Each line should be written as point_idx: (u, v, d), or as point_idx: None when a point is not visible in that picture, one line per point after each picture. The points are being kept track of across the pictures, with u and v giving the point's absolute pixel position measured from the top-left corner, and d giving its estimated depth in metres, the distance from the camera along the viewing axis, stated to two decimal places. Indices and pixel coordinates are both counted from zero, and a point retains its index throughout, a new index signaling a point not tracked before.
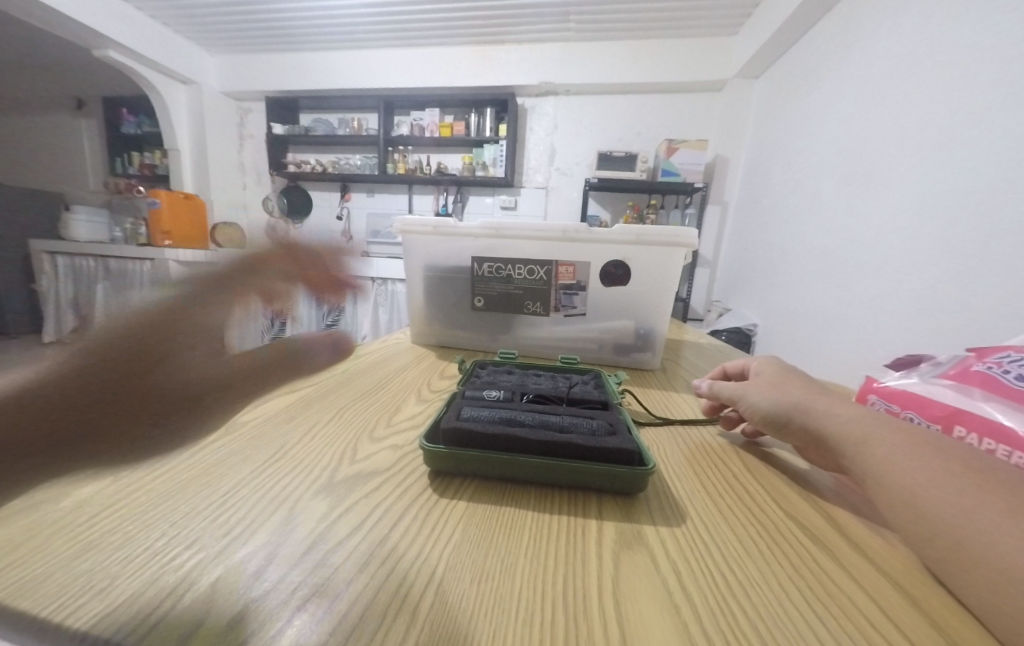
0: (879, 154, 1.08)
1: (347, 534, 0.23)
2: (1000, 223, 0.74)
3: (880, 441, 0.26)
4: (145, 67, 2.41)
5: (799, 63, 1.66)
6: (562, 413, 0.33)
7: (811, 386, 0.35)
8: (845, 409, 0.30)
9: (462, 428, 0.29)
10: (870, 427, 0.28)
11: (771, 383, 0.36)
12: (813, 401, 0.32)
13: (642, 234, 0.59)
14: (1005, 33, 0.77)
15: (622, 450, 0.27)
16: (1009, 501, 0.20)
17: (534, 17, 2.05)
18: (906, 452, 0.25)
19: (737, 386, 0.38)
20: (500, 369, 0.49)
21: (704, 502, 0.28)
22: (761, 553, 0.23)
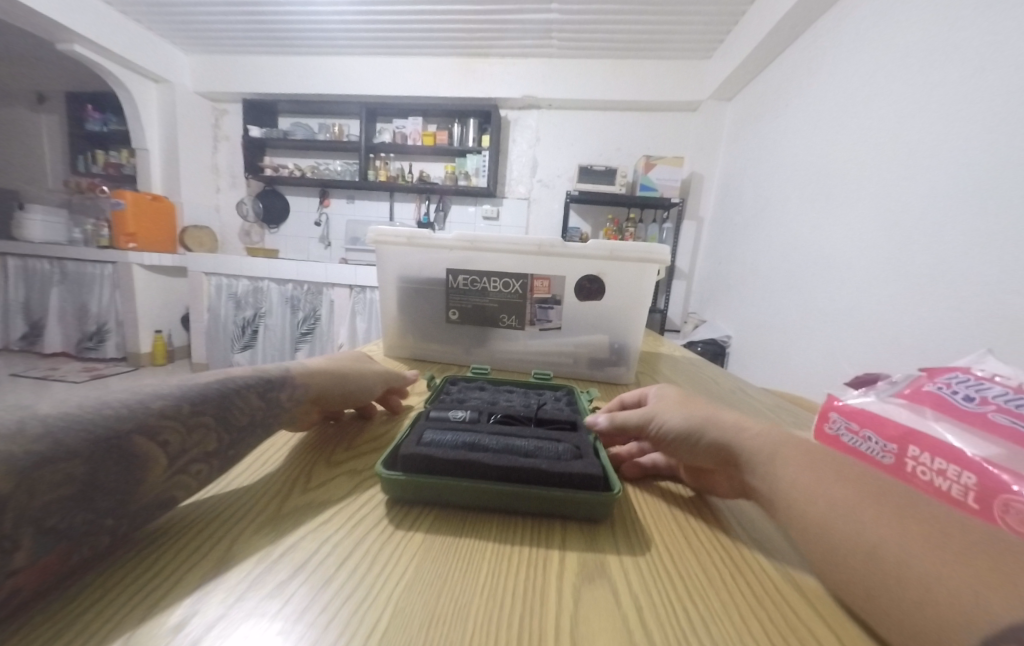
0: (842, 176, 1.15)
1: (298, 568, 0.22)
2: (950, 244, 0.79)
3: (785, 463, 0.27)
4: (114, 64, 2.32)
5: (770, 87, 1.74)
6: (528, 435, 0.32)
7: (711, 407, 0.35)
8: (753, 432, 0.30)
9: (422, 453, 0.28)
10: (775, 449, 0.28)
11: (678, 404, 0.35)
12: (719, 422, 0.32)
13: (615, 250, 0.59)
14: (953, 69, 0.83)
15: (585, 475, 0.27)
16: (901, 519, 0.21)
17: (518, 32, 2.09)
18: (809, 474, 0.25)
19: (647, 408, 0.35)
20: (471, 384, 0.49)
21: (651, 530, 0.28)
22: (712, 585, 0.23)
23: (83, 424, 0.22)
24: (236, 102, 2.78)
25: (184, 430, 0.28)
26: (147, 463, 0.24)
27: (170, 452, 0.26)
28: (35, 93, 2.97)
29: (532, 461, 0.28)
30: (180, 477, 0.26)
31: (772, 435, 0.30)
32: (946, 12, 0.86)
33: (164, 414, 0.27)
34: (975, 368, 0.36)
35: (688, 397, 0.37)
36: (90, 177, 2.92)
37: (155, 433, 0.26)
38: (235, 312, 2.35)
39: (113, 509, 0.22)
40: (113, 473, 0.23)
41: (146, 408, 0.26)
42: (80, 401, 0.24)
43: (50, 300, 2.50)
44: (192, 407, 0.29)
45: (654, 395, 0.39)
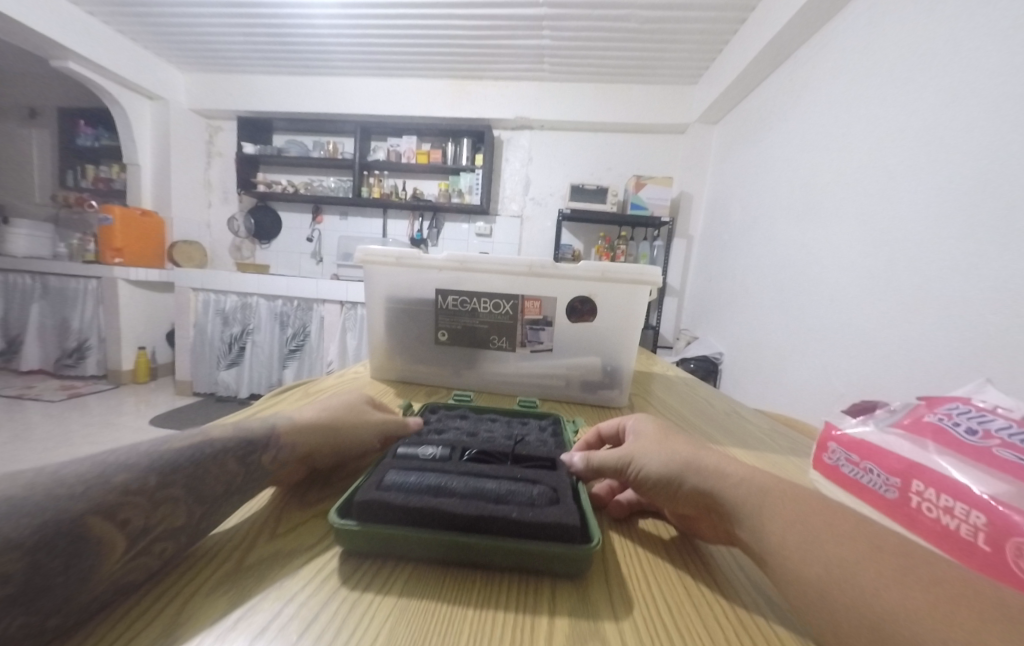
0: (827, 198, 1.17)
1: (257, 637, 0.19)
2: (934, 264, 0.80)
3: (772, 513, 0.25)
4: (108, 80, 2.33)
5: (756, 111, 1.80)
6: (501, 478, 0.30)
7: (691, 444, 0.33)
8: (735, 474, 0.29)
9: (381, 499, 0.26)
10: (761, 496, 0.27)
11: (657, 441, 0.34)
12: (698, 462, 0.30)
13: (607, 271, 0.59)
14: (929, 97, 0.86)
15: (559, 524, 0.25)
16: (912, 583, 0.20)
17: (511, 57, 2.15)
18: (801, 528, 0.24)
19: (623, 449, 0.33)
20: (452, 413, 0.47)
21: (640, 583, 0.26)
22: None
23: (31, 511, 0.19)
24: (231, 120, 2.80)
25: (149, 505, 0.23)
26: (103, 549, 0.21)
27: (131, 533, 0.22)
28: (28, 108, 2.96)
29: (501, 508, 0.26)
30: (141, 559, 0.22)
31: (754, 477, 0.29)
32: (922, 45, 0.90)
33: (128, 490, 0.23)
34: (976, 399, 0.35)
35: (668, 432, 0.35)
36: (79, 191, 2.89)
37: (113, 512, 0.22)
38: (222, 328, 2.30)
39: (59, 606, 0.18)
40: (61, 566, 0.19)
41: (105, 483, 0.22)
42: (30, 477, 0.21)
43: (29, 315, 2.43)
44: (159, 479, 0.25)
45: (631, 427, 0.37)
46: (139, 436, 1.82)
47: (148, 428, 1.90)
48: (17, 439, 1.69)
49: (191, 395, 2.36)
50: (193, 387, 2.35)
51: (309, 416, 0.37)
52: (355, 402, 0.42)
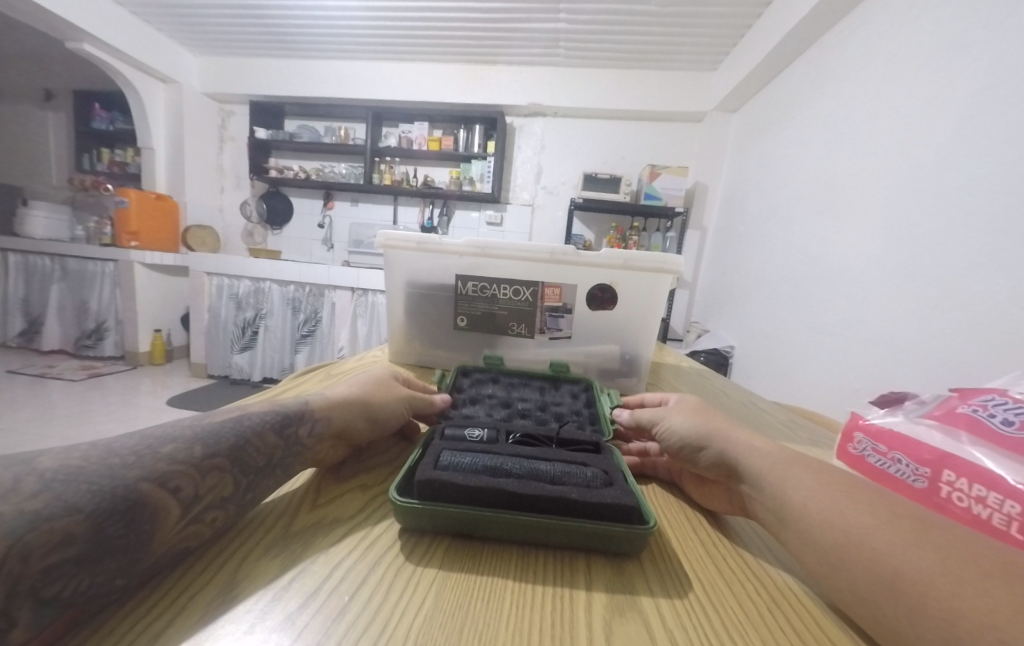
0: (849, 188, 1.14)
1: (311, 594, 0.21)
2: (960, 258, 0.78)
3: (794, 482, 0.27)
4: (122, 63, 2.33)
5: (777, 99, 1.75)
6: (554, 460, 0.31)
7: (721, 418, 0.36)
8: (759, 448, 0.31)
9: (439, 478, 0.27)
10: (785, 469, 0.28)
11: (690, 412, 0.37)
12: (723, 433, 0.34)
13: (629, 259, 0.58)
14: (962, 82, 0.83)
15: (615, 504, 0.26)
16: (929, 542, 0.21)
17: (525, 41, 2.10)
18: (823, 496, 0.25)
19: (659, 411, 0.39)
20: (483, 379, 0.52)
21: (666, 550, 0.27)
22: (743, 615, 0.22)
23: (87, 478, 0.20)
24: (243, 104, 2.79)
25: (196, 474, 0.25)
26: (159, 514, 0.22)
27: (183, 500, 0.23)
28: (44, 91, 2.98)
29: (558, 488, 0.27)
30: (194, 527, 0.23)
31: (776, 452, 0.30)
32: (954, 31, 0.86)
33: (174, 460, 0.24)
34: (1012, 390, 0.35)
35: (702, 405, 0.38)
36: (94, 175, 2.91)
37: (165, 480, 0.23)
38: (236, 313, 2.33)
39: (122, 568, 0.20)
40: (123, 528, 0.20)
41: (154, 455, 0.24)
42: (87, 450, 0.23)
43: (50, 297, 2.48)
44: (204, 450, 0.26)
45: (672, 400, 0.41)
46: (158, 415, 1.88)
47: (166, 408, 1.96)
48: (42, 416, 1.75)
49: (206, 377, 2.41)
50: (208, 370, 2.41)
51: (343, 392, 0.38)
52: (386, 378, 0.43)
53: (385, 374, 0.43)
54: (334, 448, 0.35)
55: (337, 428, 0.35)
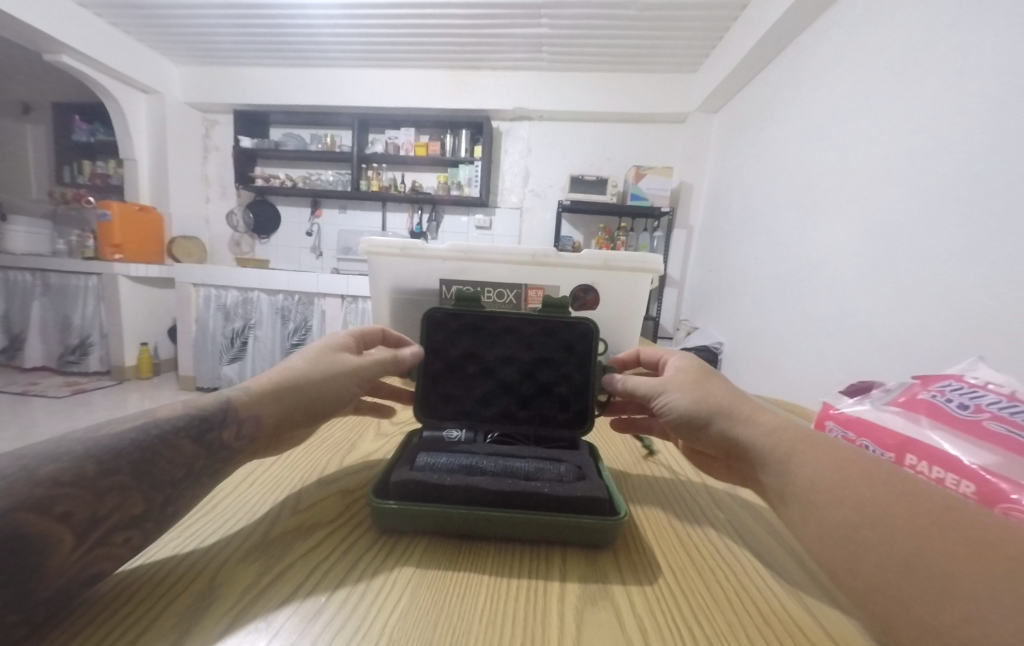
0: (828, 184, 1.17)
1: (282, 604, 0.21)
2: (934, 249, 0.80)
3: (808, 459, 0.28)
4: (102, 74, 2.30)
5: (757, 97, 1.78)
6: (529, 458, 0.33)
7: (731, 389, 0.37)
8: (771, 423, 0.32)
9: (416, 478, 0.28)
10: (796, 445, 0.29)
11: (689, 383, 0.38)
12: (732, 404, 0.35)
13: (610, 259, 0.59)
14: (932, 79, 0.85)
15: (590, 498, 0.27)
16: (941, 526, 0.21)
17: (509, 46, 2.12)
18: (834, 473, 0.26)
19: (655, 382, 0.39)
20: (455, 323, 0.47)
21: (668, 536, 0.29)
22: (730, 600, 0.23)
23: None
24: (228, 113, 2.78)
25: (94, 497, 0.22)
26: (46, 547, 0.20)
27: (76, 527, 0.21)
28: (21, 103, 2.94)
29: (532, 484, 0.28)
30: (100, 551, 0.22)
31: (784, 426, 0.31)
32: (924, 29, 0.89)
33: (59, 482, 0.21)
34: (967, 376, 0.37)
35: (705, 371, 0.39)
36: (76, 188, 2.87)
37: (49, 507, 0.20)
38: (224, 323, 2.30)
39: (16, 601, 0.18)
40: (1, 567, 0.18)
41: (28, 477, 0.20)
42: None
43: (31, 313, 2.43)
44: (98, 468, 0.23)
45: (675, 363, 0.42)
46: None
47: None
48: (24, 435, 1.70)
49: (195, 390, 2.37)
50: (196, 383, 2.37)
51: (277, 376, 0.37)
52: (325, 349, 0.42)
53: (325, 343, 0.42)
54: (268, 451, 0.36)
55: (268, 436, 0.35)
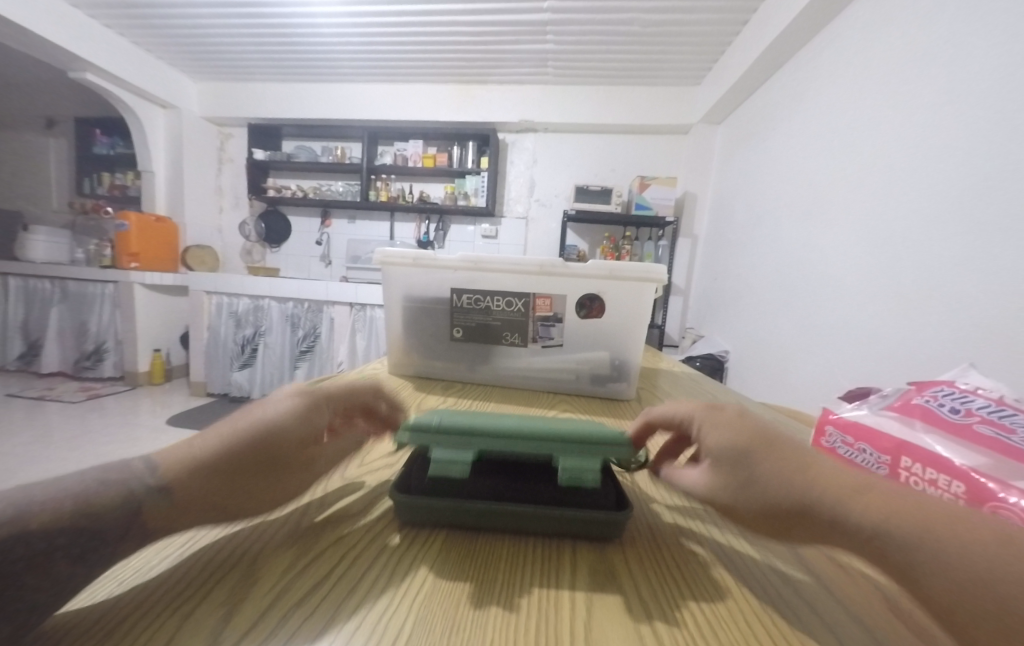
0: (831, 194, 1.18)
1: (309, 592, 0.22)
2: (938, 261, 0.80)
3: (934, 569, 0.19)
4: (123, 90, 2.40)
5: (758, 110, 1.82)
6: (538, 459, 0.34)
7: (783, 462, 0.25)
8: (856, 507, 0.22)
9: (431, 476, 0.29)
10: (912, 541, 0.20)
11: (741, 472, 0.25)
12: (791, 499, 0.23)
13: (614, 269, 0.61)
14: (932, 93, 0.86)
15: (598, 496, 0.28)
16: None
17: (516, 61, 2.18)
18: (976, 594, 0.18)
19: (712, 488, 0.27)
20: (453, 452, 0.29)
21: (683, 542, 0.29)
22: (753, 614, 0.22)
23: None
24: (242, 127, 2.87)
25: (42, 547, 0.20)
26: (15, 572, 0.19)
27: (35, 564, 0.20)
28: (45, 118, 3.06)
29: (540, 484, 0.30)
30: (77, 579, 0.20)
31: (884, 505, 0.22)
32: (922, 45, 0.91)
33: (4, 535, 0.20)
34: (958, 382, 0.39)
35: (738, 448, 0.26)
36: (95, 198, 2.97)
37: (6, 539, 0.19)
38: (235, 330, 2.35)
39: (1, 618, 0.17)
40: None
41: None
42: None
43: (50, 320, 2.50)
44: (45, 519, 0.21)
45: (703, 432, 0.29)
46: (156, 435, 1.88)
47: (165, 428, 1.96)
48: (41, 439, 1.75)
49: (205, 396, 2.42)
50: (206, 389, 2.41)
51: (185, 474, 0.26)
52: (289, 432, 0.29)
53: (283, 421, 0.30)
54: None
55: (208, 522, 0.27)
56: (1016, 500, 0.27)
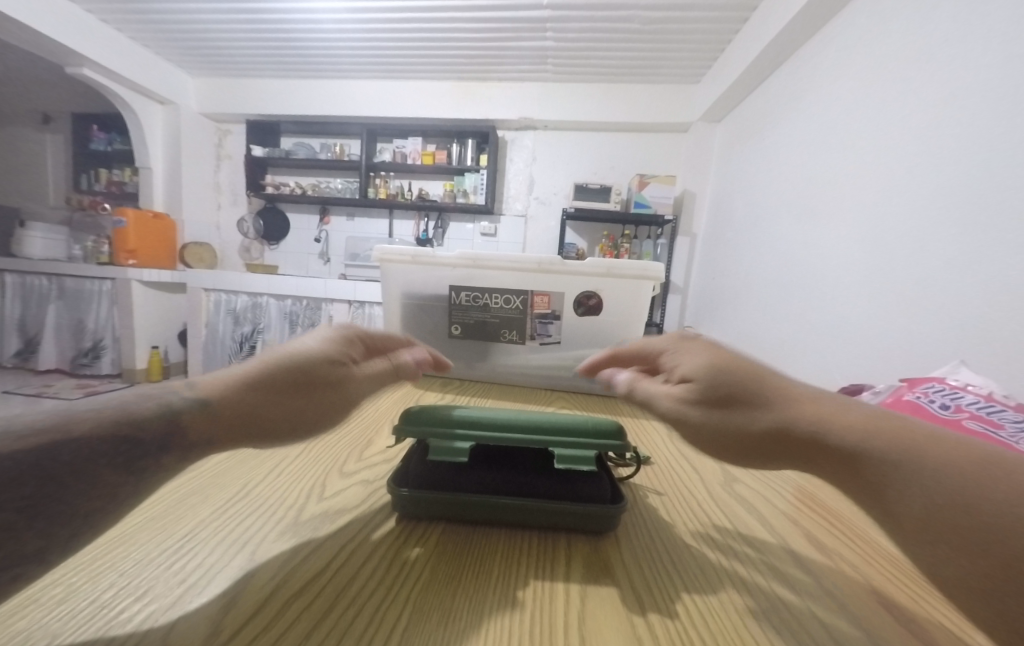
0: (829, 193, 1.19)
1: (311, 581, 0.22)
2: (934, 260, 0.80)
3: (907, 482, 0.20)
4: (121, 85, 2.39)
5: (758, 108, 1.82)
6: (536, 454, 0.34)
7: (773, 391, 0.26)
8: (833, 425, 0.23)
9: (431, 468, 0.30)
10: (875, 446, 0.22)
11: (716, 386, 0.27)
12: (776, 420, 0.25)
13: (612, 267, 0.62)
14: (929, 93, 0.87)
15: (594, 490, 0.29)
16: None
17: (515, 58, 2.18)
18: (926, 491, 0.20)
19: (681, 401, 0.28)
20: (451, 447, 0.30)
21: (678, 534, 0.29)
22: (742, 601, 0.23)
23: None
24: (240, 123, 2.86)
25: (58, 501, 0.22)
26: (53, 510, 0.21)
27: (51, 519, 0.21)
28: (42, 113, 3.04)
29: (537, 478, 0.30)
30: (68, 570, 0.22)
31: (853, 419, 0.23)
32: (919, 46, 0.92)
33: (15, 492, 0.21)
34: (949, 379, 0.40)
35: (723, 366, 0.27)
36: (93, 195, 2.96)
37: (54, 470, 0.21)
38: (233, 327, 2.35)
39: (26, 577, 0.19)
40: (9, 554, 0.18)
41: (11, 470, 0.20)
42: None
43: (46, 316, 2.49)
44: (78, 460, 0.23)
45: (681, 362, 0.30)
46: None
47: None
48: None
49: None
50: None
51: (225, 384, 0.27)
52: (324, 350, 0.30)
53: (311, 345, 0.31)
54: (267, 479, 0.34)
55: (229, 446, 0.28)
56: None
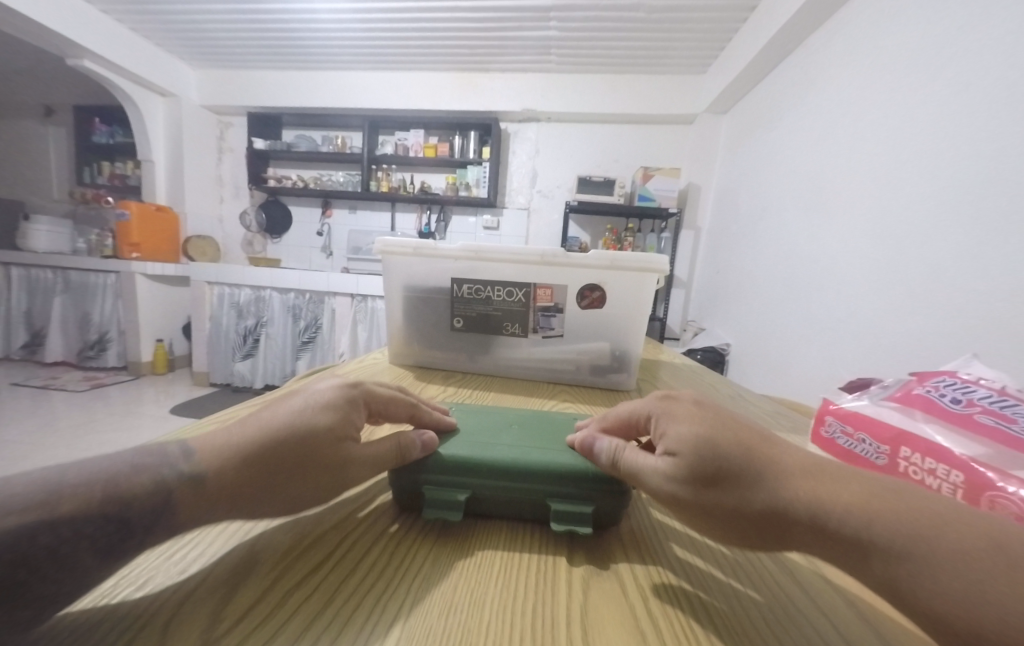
0: (837, 185, 1.17)
1: (312, 570, 0.22)
2: (946, 253, 0.79)
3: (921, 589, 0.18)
4: (122, 78, 2.38)
5: (764, 99, 1.79)
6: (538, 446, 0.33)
7: (768, 463, 0.23)
8: (832, 502, 0.21)
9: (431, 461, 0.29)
10: (887, 534, 0.19)
11: (705, 467, 0.24)
12: (773, 501, 0.22)
13: (616, 259, 0.61)
14: (941, 81, 0.85)
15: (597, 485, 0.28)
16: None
17: (518, 48, 2.15)
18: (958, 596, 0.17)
19: (667, 483, 0.25)
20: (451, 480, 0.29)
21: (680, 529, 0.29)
22: (745, 595, 0.22)
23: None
24: (241, 115, 2.84)
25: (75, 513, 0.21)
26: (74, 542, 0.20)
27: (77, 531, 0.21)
28: (43, 106, 3.03)
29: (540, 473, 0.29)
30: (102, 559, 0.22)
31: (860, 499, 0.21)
32: (932, 32, 0.89)
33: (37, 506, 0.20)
34: (960, 372, 0.39)
35: (712, 438, 0.24)
36: (96, 188, 2.96)
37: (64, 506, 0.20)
38: (237, 321, 2.36)
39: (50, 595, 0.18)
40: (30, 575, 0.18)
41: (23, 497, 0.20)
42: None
43: (52, 310, 2.51)
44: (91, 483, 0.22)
45: (664, 427, 0.27)
46: (161, 424, 1.90)
47: (169, 417, 1.98)
48: (47, 428, 1.76)
49: (208, 386, 2.43)
50: (209, 379, 2.43)
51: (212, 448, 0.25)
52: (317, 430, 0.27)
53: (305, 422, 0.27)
54: None
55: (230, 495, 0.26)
56: (1015, 490, 0.27)
